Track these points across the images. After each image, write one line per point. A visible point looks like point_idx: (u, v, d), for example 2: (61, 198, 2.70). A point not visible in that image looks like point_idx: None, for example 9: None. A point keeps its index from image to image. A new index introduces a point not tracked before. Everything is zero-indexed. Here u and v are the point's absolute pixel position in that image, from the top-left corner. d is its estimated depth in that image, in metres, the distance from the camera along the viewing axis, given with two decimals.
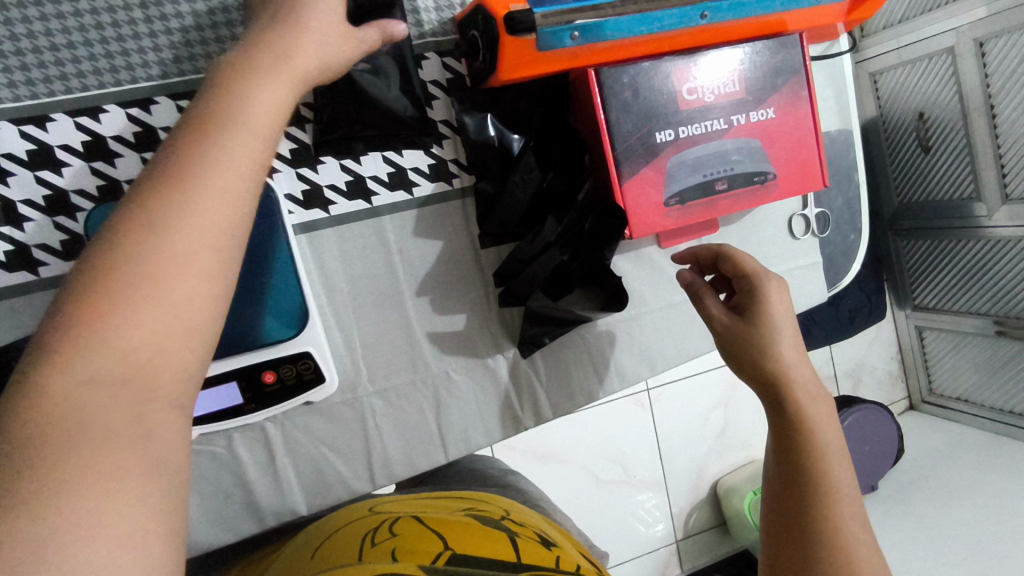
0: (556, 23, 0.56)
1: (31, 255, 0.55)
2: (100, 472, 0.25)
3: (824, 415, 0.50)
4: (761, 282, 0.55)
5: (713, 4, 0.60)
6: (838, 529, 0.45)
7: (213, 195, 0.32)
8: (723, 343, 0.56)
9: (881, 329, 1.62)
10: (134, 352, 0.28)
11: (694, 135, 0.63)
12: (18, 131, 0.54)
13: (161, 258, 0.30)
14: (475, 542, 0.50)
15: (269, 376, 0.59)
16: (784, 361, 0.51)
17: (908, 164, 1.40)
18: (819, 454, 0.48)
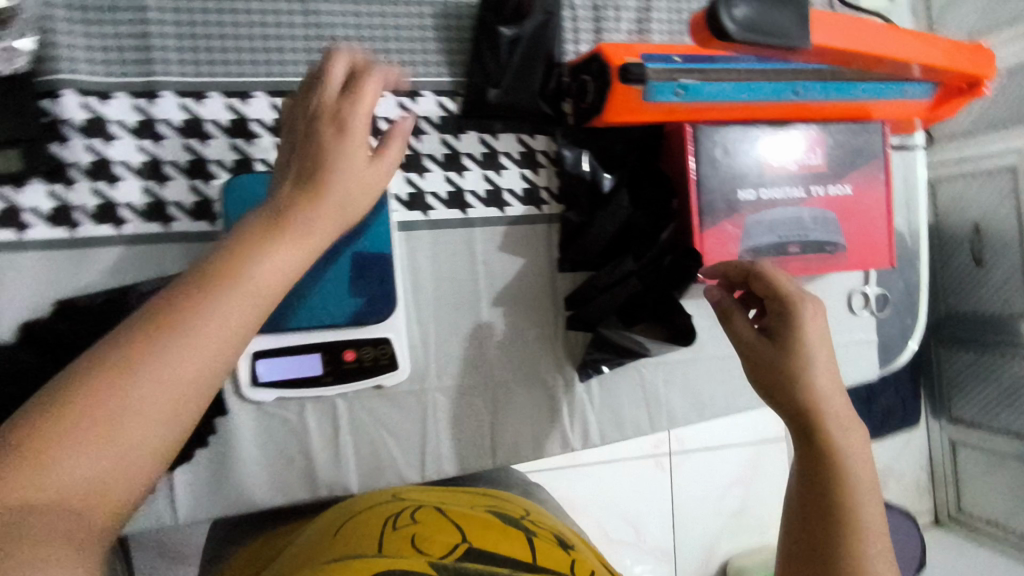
0: (663, 79, 0.62)
1: (166, 209, 0.62)
2: (150, 395, 0.31)
3: (855, 448, 0.51)
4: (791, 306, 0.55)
5: (805, 83, 0.65)
6: (857, 560, 0.46)
7: (320, 221, 0.42)
8: (752, 367, 0.57)
9: (914, 436, 1.60)
10: (220, 318, 0.35)
11: (773, 199, 0.67)
12: (179, 101, 0.61)
13: (272, 260, 0.38)
14: (494, 538, 0.49)
15: (350, 354, 0.64)
16: (817, 391, 0.52)
17: (959, 276, 1.42)
18: (850, 488, 0.48)
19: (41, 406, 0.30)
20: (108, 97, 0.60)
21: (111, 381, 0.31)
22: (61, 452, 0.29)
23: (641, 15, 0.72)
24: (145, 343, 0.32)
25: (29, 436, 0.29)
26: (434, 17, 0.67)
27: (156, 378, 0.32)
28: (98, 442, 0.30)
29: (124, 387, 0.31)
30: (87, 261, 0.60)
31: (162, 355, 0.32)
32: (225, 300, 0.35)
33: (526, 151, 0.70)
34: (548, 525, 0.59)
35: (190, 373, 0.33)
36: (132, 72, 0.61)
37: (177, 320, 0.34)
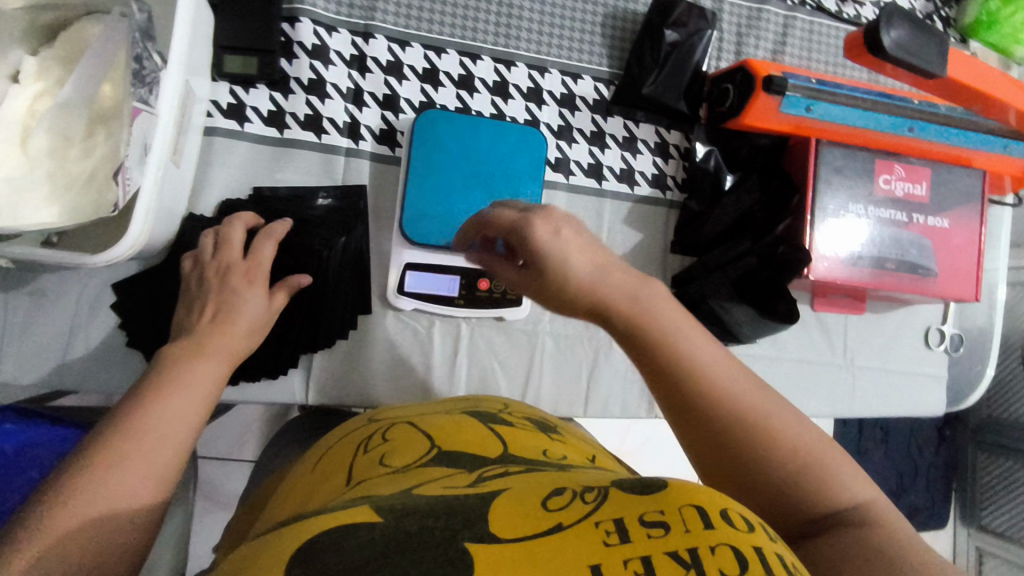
0: (798, 94, 0.71)
1: (358, 130, 0.72)
2: (152, 439, 0.44)
3: (679, 317, 0.44)
4: (528, 210, 0.43)
5: (921, 121, 0.73)
6: (721, 432, 0.41)
7: (203, 368, 0.51)
8: (541, 295, 0.46)
9: (938, 537, 1.64)
10: (170, 407, 0.47)
11: (879, 217, 0.75)
12: (387, 45, 0.73)
13: (186, 374, 0.50)
14: (462, 436, 0.47)
15: (484, 284, 0.73)
16: (608, 286, 0.43)
17: (1005, 382, 1.48)
18: (668, 354, 0.42)
19: (143, 390, 0.48)
20: (334, 30, 0.72)
21: (172, 376, 0.49)
22: (154, 412, 0.46)
23: (779, 40, 0.82)
24: (183, 381, 0.49)
25: (121, 418, 0.45)
26: (604, 16, 0.78)
27: (191, 396, 0.49)
28: (183, 394, 0.48)
29: (184, 374, 0.50)
30: (286, 161, 0.70)
31: (194, 368, 0.51)
32: (220, 340, 0.54)
33: (660, 142, 0.80)
34: (529, 412, 0.58)
35: (204, 376, 0.51)
36: (356, 15, 0.73)
37: (205, 345, 0.53)
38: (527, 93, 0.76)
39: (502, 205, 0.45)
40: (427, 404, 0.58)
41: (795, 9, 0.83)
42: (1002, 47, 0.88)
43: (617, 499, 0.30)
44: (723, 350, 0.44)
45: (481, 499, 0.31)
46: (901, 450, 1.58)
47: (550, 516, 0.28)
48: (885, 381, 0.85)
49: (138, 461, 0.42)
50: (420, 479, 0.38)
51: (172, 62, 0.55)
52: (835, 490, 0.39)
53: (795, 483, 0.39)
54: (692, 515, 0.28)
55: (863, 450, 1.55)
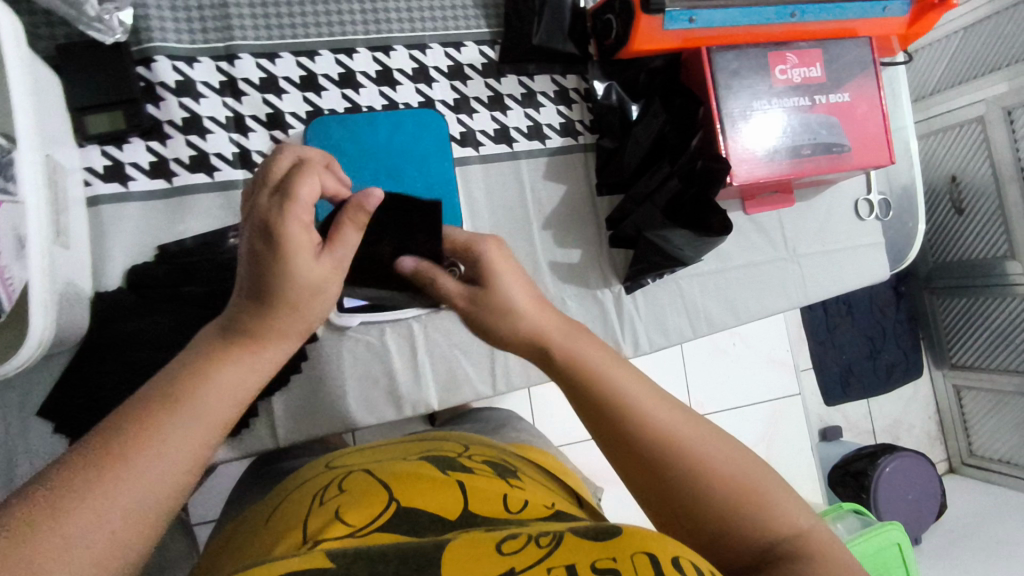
0: (678, 8, 0.70)
1: (250, 157, 0.68)
2: (131, 482, 0.30)
3: (609, 361, 0.47)
4: (475, 250, 0.49)
5: (800, 5, 0.74)
6: (661, 462, 0.42)
7: (239, 364, 0.36)
8: (482, 331, 0.50)
9: (920, 388, 1.76)
10: (178, 430, 0.32)
11: (784, 107, 0.75)
12: (255, 62, 0.69)
13: (214, 378, 0.35)
14: (425, 488, 0.46)
15: None
16: (545, 328, 0.48)
17: (945, 227, 1.56)
18: (607, 387, 0.45)
19: (77, 469, 0.29)
20: (194, 61, 0.67)
21: (140, 443, 0.31)
22: (73, 526, 0.27)
23: None
24: (148, 461, 0.31)
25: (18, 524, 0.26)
26: None
27: (147, 484, 0.30)
28: (139, 482, 0.30)
29: (152, 446, 0.31)
30: (184, 209, 0.67)
31: (164, 438, 0.32)
32: (227, 383, 0.35)
33: (559, 89, 0.78)
34: (487, 454, 0.58)
35: (237, 383, 0.36)
36: (213, 39, 0.68)
37: (185, 393, 0.34)
38: (413, 74, 0.74)
39: (460, 233, 0.51)
40: (376, 458, 0.57)
41: None
42: None
43: (571, 545, 0.33)
44: (660, 391, 0.46)
45: (436, 542, 0.32)
46: (868, 317, 1.66)
47: (503, 562, 0.31)
48: (831, 263, 0.87)
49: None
50: (377, 540, 0.38)
51: (21, 139, 0.51)
52: (771, 517, 0.41)
53: (733, 516, 0.41)
54: (642, 561, 0.32)
55: (833, 326, 1.62)
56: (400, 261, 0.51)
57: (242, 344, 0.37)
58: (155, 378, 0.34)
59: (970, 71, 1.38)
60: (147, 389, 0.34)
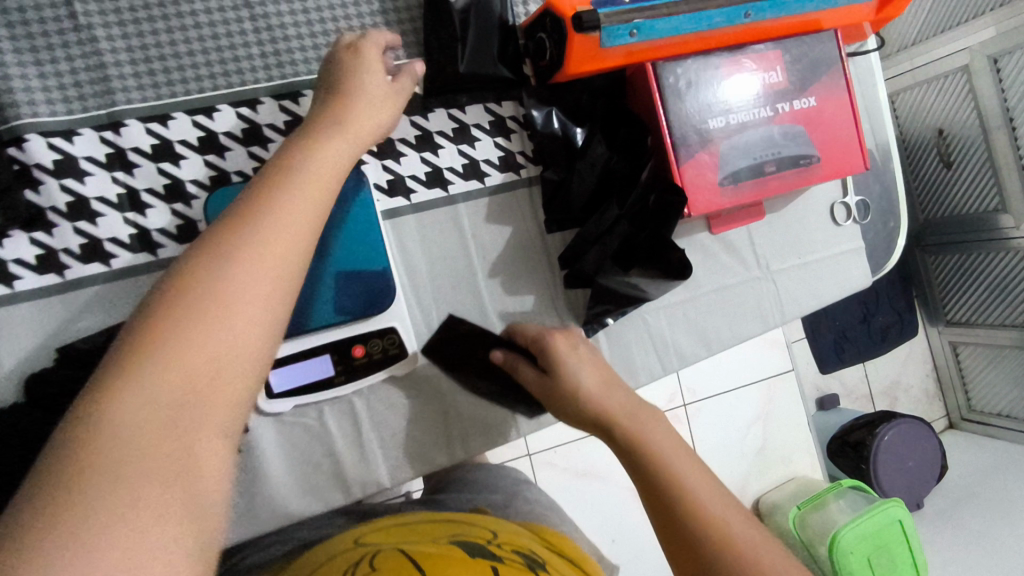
0: (618, 22, 0.61)
1: (151, 237, 0.61)
2: (134, 469, 0.32)
3: (665, 444, 0.59)
4: (558, 347, 0.64)
5: (755, 4, 0.65)
6: (699, 535, 0.53)
7: (259, 265, 0.41)
8: (561, 411, 0.63)
9: (915, 346, 1.71)
10: (197, 346, 0.37)
11: (742, 121, 0.68)
12: (144, 127, 0.61)
13: (225, 277, 0.39)
14: (458, 566, 0.43)
15: (359, 350, 0.65)
16: (615, 412, 0.60)
17: (933, 180, 1.48)
18: (662, 461, 0.57)
19: (113, 366, 0.35)
20: (73, 134, 0.59)
21: (169, 317, 0.37)
22: (122, 473, 0.32)
23: None
24: (183, 322, 0.37)
25: (88, 412, 0.34)
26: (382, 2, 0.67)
27: (180, 357, 0.36)
28: (187, 349, 0.37)
29: (174, 328, 0.37)
30: (83, 305, 0.60)
31: (181, 335, 0.37)
32: (257, 234, 0.42)
33: (495, 119, 0.70)
34: (516, 542, 0.56)
35: (255, 280, 0.40)
36: (93, 106, 0.60)
37: (193, 276, 0.39)
38: None
39: (537, 330, 0.67)
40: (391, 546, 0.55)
41: None
42: None
43: None
44: (702, 469, 0.58)
45: None
46: None
47: None
48: (807, 275, 0.81)
49: (110, 489, 0.31)
50: None
51: None
52: None
53: None
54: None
55: None
56: (493, 352, 0.67)
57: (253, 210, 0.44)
58: (190, 259, 0.41)
59: (953, 18, 1.29)
60: (175, 272, 0.40)
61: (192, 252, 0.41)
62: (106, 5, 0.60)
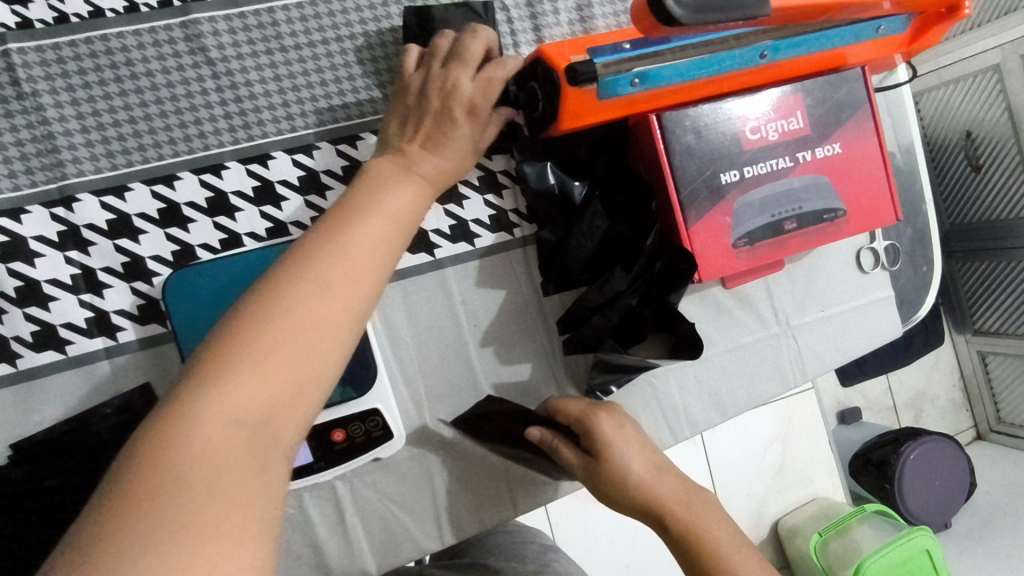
0: (616, 72, 0.54)
1: (109, 320, 0.57)
2: (191, 497, 0.31)
3: (720, 532, 0.54)
4: (610, 436, 0.58)
5: (774, 42, 0.57)
6: None
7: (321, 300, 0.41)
8: (611, 499, 0.58)
9: (942, 355, 1.60)
10: (254, 386, 0.36)
11: (759, 175, 0.61)
12: (99, 202, 0.56)
13: (295, 310, 0.39)
14: None
15: (338, 434, 0.59)
16: (670, 505, 0.55)
17: (958, 184, 1.37)
18: (716, 553, 0.52)
19: (200, 368, 0.36)
20: (22, 212, 0.55)
21: (251, 322, 0.38)
22: (164, 516, 0.30)
23: None
24: (268, 322, 0.39)
25: (166, 422, 0.34)
26: (357, 51, 0.61)
27: (266, 359, 0.37)
28: (263, 363, 0.37)
29: (256, 328, 0.38)
30: (37, 396, 0.55)
31: (236, 373, 0.36)
32: (332, 252, 0.43)
33: (486, 174, 0.65)
34: None
35: (321, 320, 0.40)
36: (42, 180, 0.56)
37: (273, 284, 0.41)
38: (300, 184, 0.60)
39: (584, 412, 0.59)
40: None
41: None
42: None
43: None
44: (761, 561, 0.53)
45: None
46: None
47: None
48: (833, 329, 0.74)
49: (189, 500, 0.31)
50: None
51: None
52: None
53: None
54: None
55: None
56: (531, 431, 0.60)
57: (332, 221, 0.46)
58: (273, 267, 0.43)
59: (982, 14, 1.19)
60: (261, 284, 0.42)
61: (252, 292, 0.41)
62: (52, 70, 0.55)
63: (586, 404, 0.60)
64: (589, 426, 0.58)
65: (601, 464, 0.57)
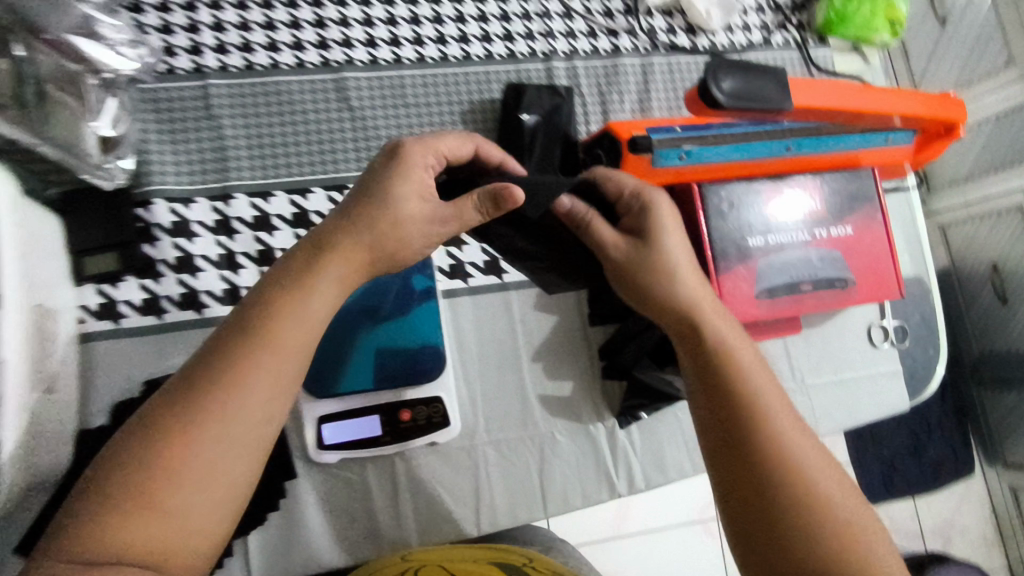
0: (667, 147, 0.70)
1: (239, 294, 0.70)
2: (157, 524, 0.37)
3: (758, 369, 0.48)
4: (700, 301, 0.54)
5: (796, 138, 0.73)
6: (772, 455, 0.43)
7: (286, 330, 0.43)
8: (676, 331, 0.53)
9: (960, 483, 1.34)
10: (214, 426, 0.39)
11: (781, 242, 0.73)
12: (249, 201, 0.71)
13: (253, 353, 0.41)
14: None
15: (405, 415, 0.70)
16: (741, 366, 0.48)
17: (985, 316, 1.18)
18: (739, 373, 0.47)
19: (223, 360, 0.41)
20: (191, 202, 0.70)
21: (264, 327, 0.43)
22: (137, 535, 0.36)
23: (641, 90, 0.82)
24: (231, 361, 0.41)
25: (144, 456, 0.38)
26: (462, 113, 0.78)
27: (278, 367, 0.42)
28: (226, 398, 0.40)
29: (276, 339, 0.42)
30: (173, 347, 0.68)
31: (204, 419, 0.39)
32: (299, 291, 0.45)
33: None
34: (551, 564, 0.57)
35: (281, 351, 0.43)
36: (210, 179, 0.71)
37: (293, 296, 0.45)
38: None
39: (661, 204, 0.58)
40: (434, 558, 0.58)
41: (649, 55, 0.83)
42: (863, 36, 0.88)
43: None
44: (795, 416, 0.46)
45: None
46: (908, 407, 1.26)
47: None
48: (844, 393, 0.82)
49: (156, 530, 0.36)
50: None
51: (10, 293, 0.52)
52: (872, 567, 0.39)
53: (818, 543, 0.40)
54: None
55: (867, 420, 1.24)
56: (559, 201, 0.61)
57: (346, 251, 0.49)
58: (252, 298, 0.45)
59: None
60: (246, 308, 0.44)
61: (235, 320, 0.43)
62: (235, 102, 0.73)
63: (680, 247, 0.57)
64: (652, 237, 0.57)
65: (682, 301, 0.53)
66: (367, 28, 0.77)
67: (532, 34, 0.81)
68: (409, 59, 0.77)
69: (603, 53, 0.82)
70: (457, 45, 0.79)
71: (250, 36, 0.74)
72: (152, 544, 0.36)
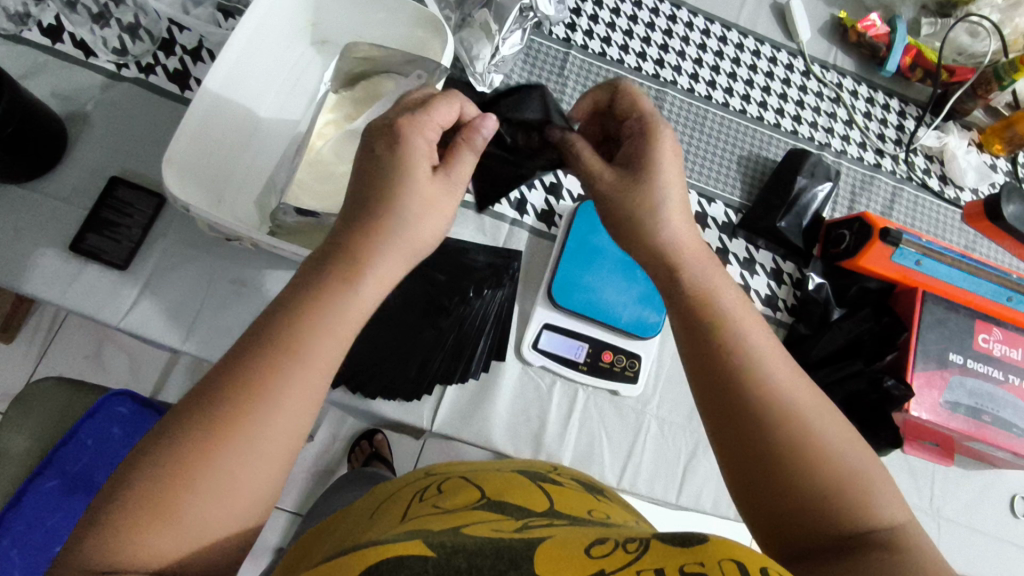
0: (911, 249, 0.82)
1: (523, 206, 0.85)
2: (215, 487, 0.40)
3: (736, 307, 0.53)
4: (703, 250, 0.55)
5: (1018, 293, 0.85)
6: (745, 384, 0.49)
7: (338, 324, 0.45)
8: (680, 310, 0.53)
9: None
10: (278, 419, 0.43)
11: (977, 370, 0.81)
12: None
13: (315, 344, 0.44)
14: (506, 488, 0.52)
15: (607, 356, 0.81)
16: (740, 338, 0.50)
17: None
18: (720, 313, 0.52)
19: (254, 369, 0.43)
20: None
21: (301, 337, 0.44)
22: (195, 506, 0.40)
23: (887, 204, 0.94)
24: (277, 349, 0.43)
25: (184, 443, 0.40)
26: (742, 158, 0.92)
27: (296, 381, 0.43)
28: (263, 383, 0.42)
29: (307, 347, 0.44)
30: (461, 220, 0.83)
31: (260, 407, 0.42)
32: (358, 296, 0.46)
33: (776, 268, 0.89)
34: (575, 475, 0.62)
35: (336, 343, 0.45)
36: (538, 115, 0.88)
37: (340, 290, 0.46)
38: None
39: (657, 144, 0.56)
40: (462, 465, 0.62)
41: (903, 182, 0.96)
42: None
43: (654, 551, 0.36)
44: (780, 354, 0.51)
45: (528, 544, 0.38)
46: None
47: (595, 563, 0.35)
48: (973, 540, 0.86)
49: (216, 490, 0.40)
50: (458, 521, 0.43)
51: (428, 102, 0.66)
52: (832, 456, 0.46)
53: (795, 454, 0.46)
54: (731, 569, 0.33)
55: None
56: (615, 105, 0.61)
57: (388, 254, 0.48)
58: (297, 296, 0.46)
59: None
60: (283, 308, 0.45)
61: (279, 317, 0.45)
62: (584, 71, 0.90)
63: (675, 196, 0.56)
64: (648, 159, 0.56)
65: (681, 266, 0.54)
66: (696, 65, 0.94)
67: (816, 125, 0.95)
68: (717, 101, 0.93)
69: (866, 164, 0.95)
70: (756, 107, 0.95)
71: (612, 34, 0.92)
72: (213, 520, 0.40)
